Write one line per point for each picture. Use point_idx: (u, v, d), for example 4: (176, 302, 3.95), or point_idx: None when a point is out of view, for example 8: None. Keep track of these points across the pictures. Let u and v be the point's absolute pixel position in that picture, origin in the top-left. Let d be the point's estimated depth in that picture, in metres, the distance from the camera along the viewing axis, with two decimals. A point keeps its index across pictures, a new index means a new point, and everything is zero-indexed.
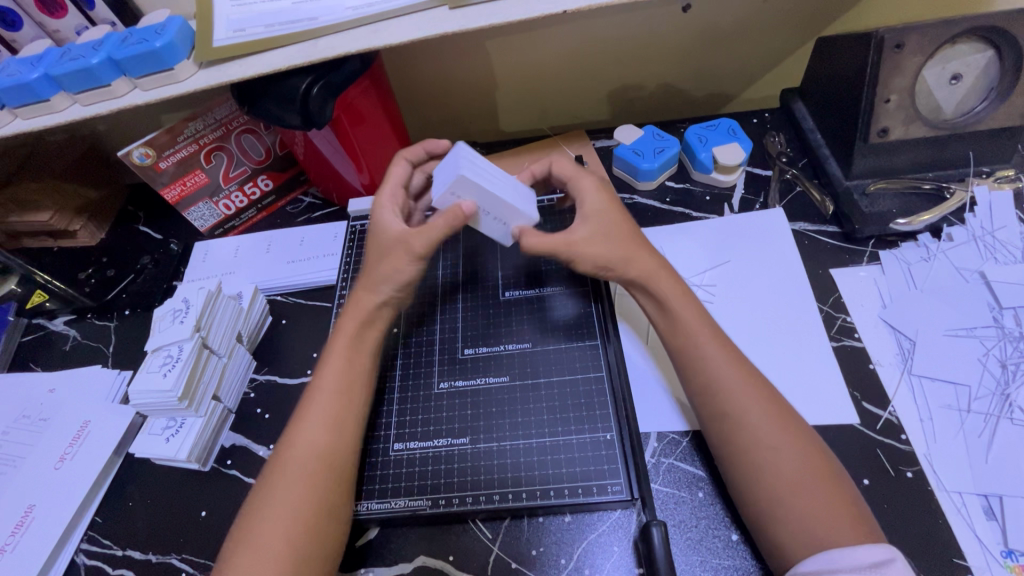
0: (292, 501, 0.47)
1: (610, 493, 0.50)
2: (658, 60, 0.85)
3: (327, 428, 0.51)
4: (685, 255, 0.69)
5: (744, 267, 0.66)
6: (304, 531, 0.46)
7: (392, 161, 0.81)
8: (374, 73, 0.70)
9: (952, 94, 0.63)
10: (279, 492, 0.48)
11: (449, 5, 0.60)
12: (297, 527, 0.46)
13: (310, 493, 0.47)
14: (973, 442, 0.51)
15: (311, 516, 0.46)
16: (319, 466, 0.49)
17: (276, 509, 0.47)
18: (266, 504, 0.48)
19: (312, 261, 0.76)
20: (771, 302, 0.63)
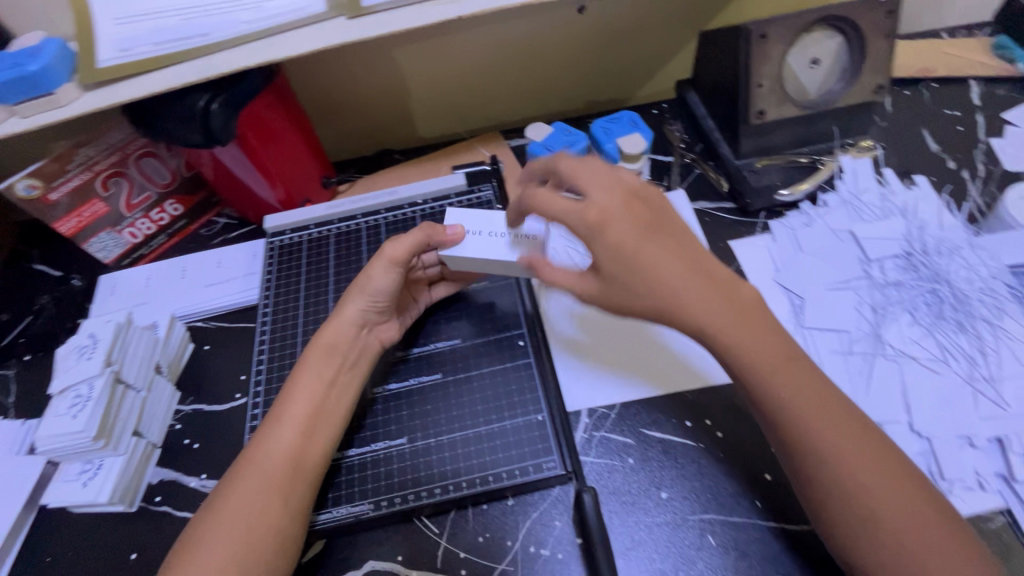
0: (235, 519, 0.46)
1: (546, 470, 0.53)
2: (562, 60, 0.89)
3: (278, 449, 0.49)
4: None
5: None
6: (249, 553, 0.45)
7: (308, 175, 0.80)
8: (278, 87, 0.70)
9: (813, 76, 0.71)
10: (222, 512, 0.46)
11: (346, 15, 0.62)
12: (241, 545, 0.45)
13: (257, 510, 0.46)
14: (857, 381, 0.57)
15: (256, 535, 0.45)
16: (270, 487, 0.47)
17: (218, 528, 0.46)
18: (208, 526, 0.46)
19: (231, 283, 0.74)
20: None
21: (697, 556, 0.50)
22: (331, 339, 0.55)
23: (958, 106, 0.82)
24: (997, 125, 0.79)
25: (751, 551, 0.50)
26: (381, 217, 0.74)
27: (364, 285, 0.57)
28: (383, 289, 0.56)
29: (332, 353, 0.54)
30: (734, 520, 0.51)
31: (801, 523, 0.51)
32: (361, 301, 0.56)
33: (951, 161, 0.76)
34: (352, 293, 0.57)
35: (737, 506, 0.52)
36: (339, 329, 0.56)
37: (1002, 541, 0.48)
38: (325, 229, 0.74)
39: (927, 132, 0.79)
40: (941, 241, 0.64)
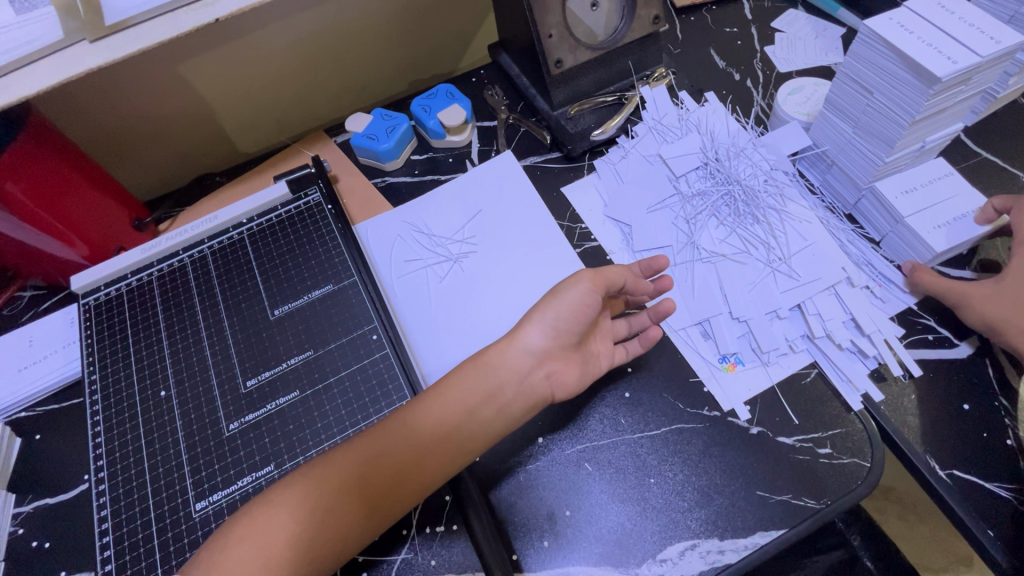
0: (298, 505, 0.46)
1: None
2: (369, 45, 0.87)
3: (385, 452, 0.49)
4: (445, 220, 0.74)
5: (494, 212, 0.73)
6: (297, 548, 0.45)
7: (113, 222, 0.72)
8: (35, 132, 0.62)
9: (597, 18, 0.74)
10: (271, 505, 0.46)
11: (89, 38, 0.56)
12: (285, 544, 0.45)
13: (333, 507, 0.47)
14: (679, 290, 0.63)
15: (311, 538, 0.46)
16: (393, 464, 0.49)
17: (266, 511, 0.46)
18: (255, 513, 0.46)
19: (49, 360, 0.66)
20: (521, 236, 0.71)
21: (579, 485, 0.54)
22: (495, 356, 0.54)
23: (734, 23, 0.90)
24: (768, 34, 0.88)
25: (625, 465, 0.55)
26: (205, 246, 0.69)
27: (549, 303, 0.54)
28: (574, 330, 0.54)
29: (496, 383, 0.53)
30: (602, 442, 0.56)
31: (660, 427, 0.56)
32: (544, 322, 0.54)
33: (736, 73, 0.84)
34: (532, 315, 0.55)
35: (605, 429, 0.56)
36: (516, 356, 0.54)
37: (814, 391, 0.57)
38: (144, 275, 0.67)
39: (714, 52, 0.87)
40: (730, 146, 0.72)
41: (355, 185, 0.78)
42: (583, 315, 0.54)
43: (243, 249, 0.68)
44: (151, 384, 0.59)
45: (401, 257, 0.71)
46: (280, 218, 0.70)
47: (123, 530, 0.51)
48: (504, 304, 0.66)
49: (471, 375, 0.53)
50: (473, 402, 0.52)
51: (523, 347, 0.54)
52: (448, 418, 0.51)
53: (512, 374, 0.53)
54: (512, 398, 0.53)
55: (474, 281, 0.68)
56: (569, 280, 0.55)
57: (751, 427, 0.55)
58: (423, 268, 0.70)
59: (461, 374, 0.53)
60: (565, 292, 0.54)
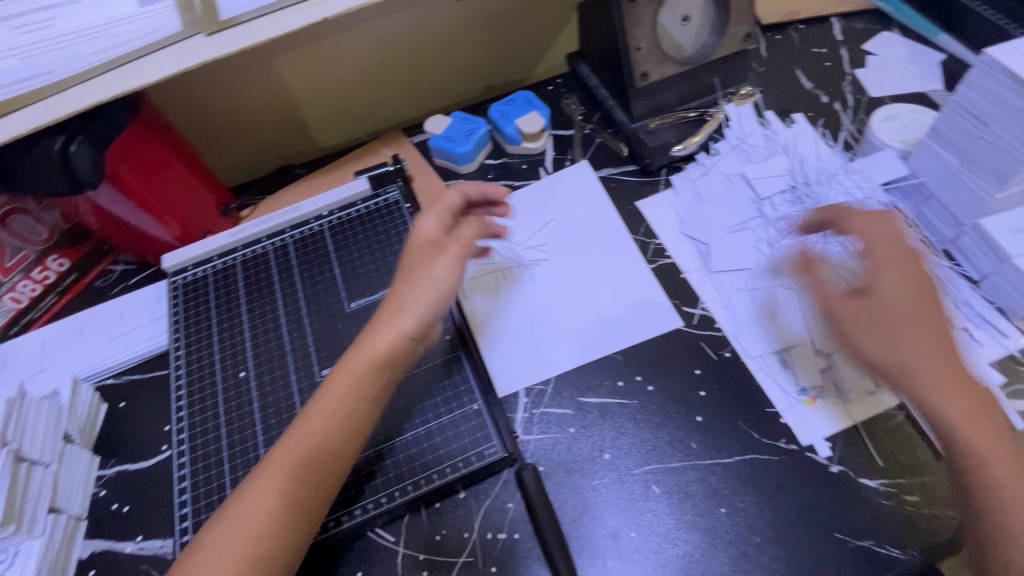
0: (255, 502, 0.45)
1: (487, 456, 0.54)
2: (451, 49, 0.89)
3: (306, 447, 0.47)
4: (518, 226, 0.74)
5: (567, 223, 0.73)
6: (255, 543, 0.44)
7: (203, 205, 0.76)
8: (147, 118, 0.66)
9: (686, 33, 0.73)
10: (230, 509, 0.45)
11: (205, 32, 0.60)
12: (245, 551, 0.44)
13: (284, 495, 0.46)
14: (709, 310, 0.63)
15: (267, 541, 0.44)
16: (321, 438, 0.48)
17: (232, 516, 0.45)
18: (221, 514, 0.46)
19: (137, 332, 0.69)
20: (592, 248, 0.70)
21: (645, 507, 0.53)
22: (392, 338, 0.51)
23: (823, 43, 0.87)
24: (859, 57, 0.85)
25: (694, 491, 0.53)
26: (287, 235, 0.71)
27: (431, 278, 0.53)
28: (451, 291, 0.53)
29: (387, 357, 0.50)
30: (673, 465, 0.54)
31: (733, 455, 0.54)
32: (428, 300, 0.52)
33: (824, 95, 0.81)
34: (417, 283, 0.53)
35: (675, 452, 0.55)
36: (389, 336, 0.51)
37: (903, 434, 0.54)
38: (229, 259, 0.70)
39: (801, 72, 0.84)
40: (820, 170, 0.70)
41: (430, 186, 0.79)
42: (439, 295, 0.53)
43: (323, 240, 0.70)
44: (232, 365, 0.61)
45: (472, 260, 0.71)
46: (359, 212, 0.71)
47: (201, 503, 0.53)
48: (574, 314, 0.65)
49: (360, 354, 0.51)
50: (375, 375, 0.50)
51: (403, 329, 0.51)
52: (342, 396, 0.49)
53: (387, 356, 0.50)
54: (390, 374, 0.51)
55: (545, 289, 0.68)
56: (431, 253, 0.55)
57: (831, 465, 0.53)
58: (493, 272, 0.70)
59: (351, 354, 0.51)
60: (435, 273, 0.53)
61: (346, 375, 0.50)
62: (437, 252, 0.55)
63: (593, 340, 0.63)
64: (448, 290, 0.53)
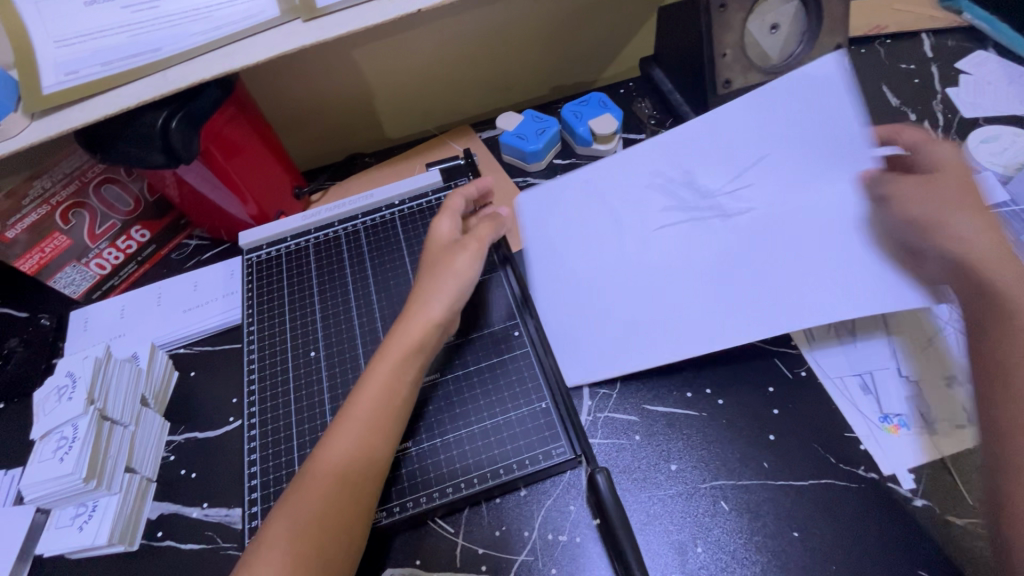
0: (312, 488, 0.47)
1: (555, 456, 0.54)
2: (525, 49, 0.89)
3: (346, 451, 0.48)
4: (770, 168, 0.64)
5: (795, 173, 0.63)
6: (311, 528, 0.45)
7: (278, 186, 0.78)
8: (238, 99, 0.68)
9: (774, 42, 0.71)
10: (280, 512, 0.46)
11: (302, 18, 0.61)
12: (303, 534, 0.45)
13: (337, 481, 0.47)
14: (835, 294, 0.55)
15: (322, 535, 0.45)
16: (367, 425, 0.50)
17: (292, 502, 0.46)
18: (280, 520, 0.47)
19: (211, 305, 0.71)
20: (800, 202, 0.61)
21: (712, 523, 0.51)
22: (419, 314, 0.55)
23: (912, 60, 0.84)
24: (951, 75, 0.81)
25: (764, 511, 0.51)
26: (359, 222, 0.72)
27: (449, 268, 0.58)
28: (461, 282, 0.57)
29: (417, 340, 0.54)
30: (743, 483, 0.53)
31: (807, 478, 0.52)
32: (445, 287, 0.57)
33: (912, 113, 0.78)
34: (439, 276, 0.57)
35: (745, 469, 0.53)
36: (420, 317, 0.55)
37: None
38: (302, 241, 0.71)
39: (887, 88, 0.81)
40: None
41: (498, 181, 0.79)
42: (455, 279, 0.57)
43: (394, 229, 0.71)
44: (302, 344, 0.63)
45: (656, 208, 0.66)
46: (431, 203, 0.72)
47: (269, 476, 0.54)
48: (673, 306, 0.61)
49: (395, 339, 0.54)
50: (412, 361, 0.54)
51: (434, 316, 0.55)
52: (385, 383, 0.52)
53: (416, 338, 0.54)
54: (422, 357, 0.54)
55: (654, 270, 0.62)
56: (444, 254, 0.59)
57: (915, 499, 0.50)
58: (678, 227, 0.64)
59: (393, 339, 0.54)
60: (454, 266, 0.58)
61: (385, 359, 0.53)
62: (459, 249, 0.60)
63: (720, 330, 0.56)
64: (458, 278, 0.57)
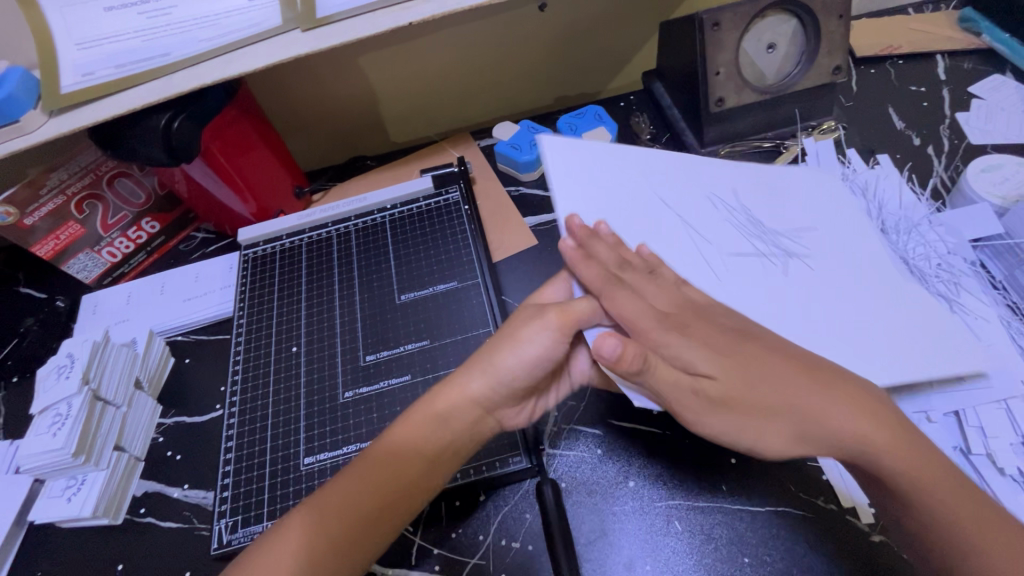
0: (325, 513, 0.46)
1: (513, 465, 0.55)
2: (528, 59, 0.90)
3: (368, 489, 0.47)
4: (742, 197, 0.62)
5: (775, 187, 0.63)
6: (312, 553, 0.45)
7: (279, 186, 0.81)
8: (242, 102, 0.71)
9: (771, 61, 0.71)
10: (286, 528, 0.46)
11: (301, 28, 0.64)
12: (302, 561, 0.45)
13: (350, 515, 0.46)
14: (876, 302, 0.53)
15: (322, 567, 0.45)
16: (401, 471, 0.48)
17: (300, 524, 0.46)
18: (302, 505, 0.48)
19: (208, 296, 0.75)
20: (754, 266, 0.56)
21: (663, 542, 0.51)
22: (483, 373, 0.51)
23: (923, 82, 0.82)
24: (962, 99, 0.79)
25: (717, 534, 0.51)
26: (352, 223, 0.75)
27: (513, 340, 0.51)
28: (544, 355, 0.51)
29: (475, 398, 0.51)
30: (699, 505, 0.53)
31: (765, 504, 0.52)
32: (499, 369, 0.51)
33: (916, 137, 0.76)
34: (505, 341, 0.52)
35: (703, 491, 0.53)
36: (490, 375, 0.51)
37: None
38: (296, 240, 0.74)
39: (893, 110, 0.79)
40: (902, 218, 0.65)
41: (490, 189, 0.80)
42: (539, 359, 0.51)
43: (384, 232, 0.73)
44: (286, 339, 0.65)
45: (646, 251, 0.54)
46: (420, 209, 0.74)
47: (242, 464, 0.57)
48: (715, 343, 0.47)
49: (452, 392, 0.51)
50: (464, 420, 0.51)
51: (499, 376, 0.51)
52: (427, 434, 0.50)
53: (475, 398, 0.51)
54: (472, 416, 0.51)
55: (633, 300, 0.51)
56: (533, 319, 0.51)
57: (873, 534, 0.50)
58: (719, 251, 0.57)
59: (452, 390, 0.51)
60: (522, 338, 0.51)
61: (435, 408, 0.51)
62: (533, 316, 0.52)
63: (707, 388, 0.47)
64: (536, 355, 0.51)
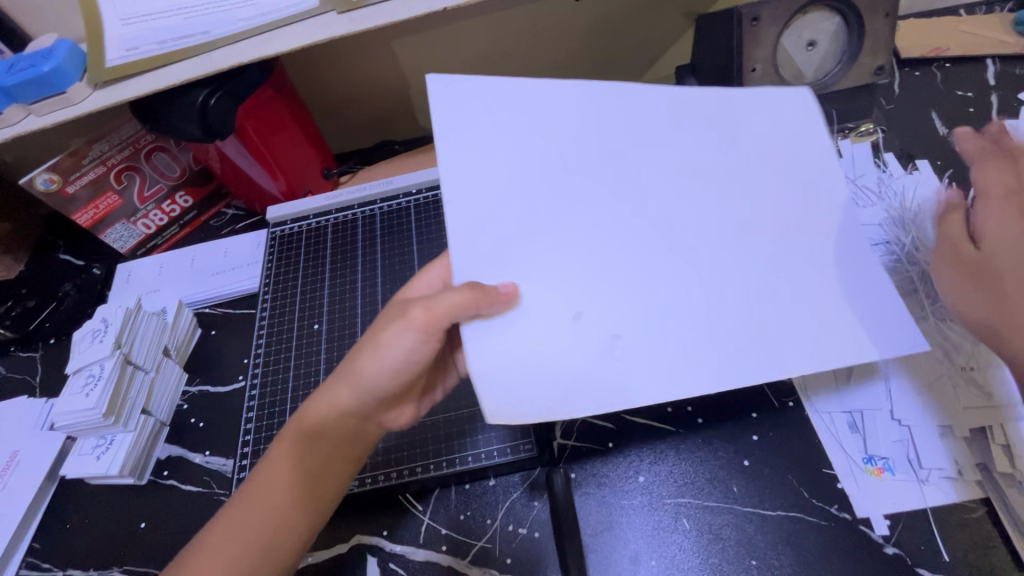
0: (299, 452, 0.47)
1: (522, 451, 0.56)
2: (560, 49, 0.90)
3: (325, 426, 0.48)
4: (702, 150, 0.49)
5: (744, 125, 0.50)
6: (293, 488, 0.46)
7: (309, 167, 0.82)
8: (276, 82, 0.73)
9: (809, 59, 0.69)
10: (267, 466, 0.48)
11: (338, 10, 0.64)
12: (283, 497, 0.46)
13: (317, 449, 0.47)
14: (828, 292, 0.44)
15: (302, 501, 0.46)
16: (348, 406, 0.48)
17: (278, 459, 0.47)
18: (250, 482, 0.47)
19: (236, 271, 0.77)
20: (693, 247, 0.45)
21: (670, 539, 0.51)
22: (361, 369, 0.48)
23: (971, 86, 0.78)
24: (1012, 106, 0.75)
25: (726, 535, 0.51)
26: (377, 207, 0.76)
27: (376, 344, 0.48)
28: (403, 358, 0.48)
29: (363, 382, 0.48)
30: (708, 504, 0.52)
31: (777, 509, 0.52)
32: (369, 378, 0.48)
33: None
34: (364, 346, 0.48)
35: (714, 491, 0.53)
36: (364, 370, 0.48)
37: (979, 533, 0.48)
38: (322, 220, 0.76)
39: (936, 115, 0.76)
40: None
41: None
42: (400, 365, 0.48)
43: (408, 217, 0.74)
44: (308, 317, 0.67)
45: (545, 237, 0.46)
46: None
47: (262, 435, 0.59)
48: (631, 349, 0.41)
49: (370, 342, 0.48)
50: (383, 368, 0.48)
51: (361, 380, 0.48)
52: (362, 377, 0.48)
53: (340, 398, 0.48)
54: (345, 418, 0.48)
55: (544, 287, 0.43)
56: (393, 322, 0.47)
57: (886, 546, 0.49)
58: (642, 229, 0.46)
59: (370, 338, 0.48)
60: (384, 343, 0.47)
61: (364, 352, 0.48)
62: (397, 315, 0.48)
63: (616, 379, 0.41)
64: (393, 362, 0.47)
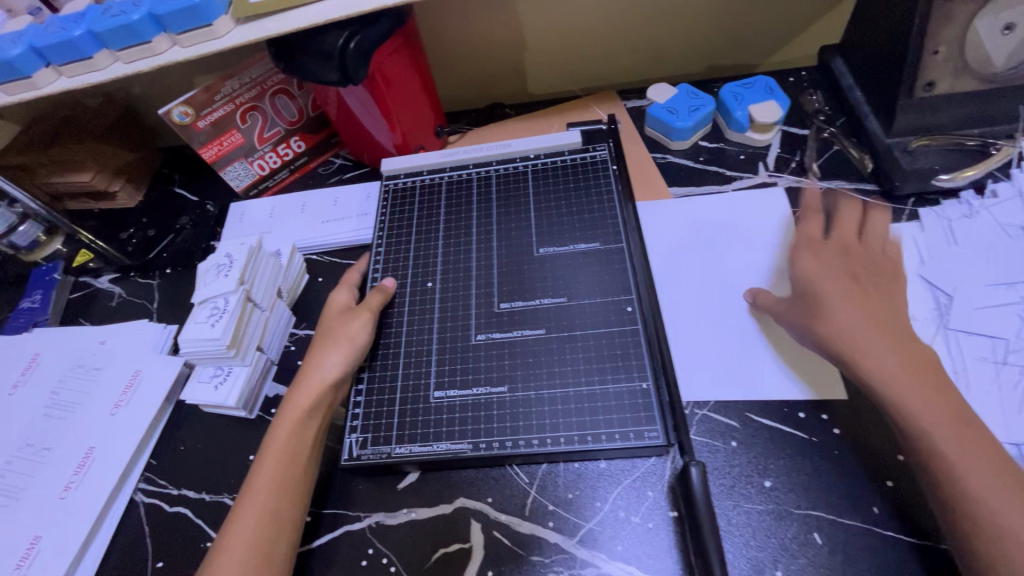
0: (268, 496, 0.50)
1: (646, 438, 0.52)
2: (694, 19, 0.83)
3: (277, 460, 0.52)
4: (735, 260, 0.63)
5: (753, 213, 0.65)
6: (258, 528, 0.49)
7: (423, 122, 0.81)
8: (407, 32, 0.71)
9: (1004, 45, 0.59)
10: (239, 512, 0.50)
11: None
12: (254, 536, 0.48)
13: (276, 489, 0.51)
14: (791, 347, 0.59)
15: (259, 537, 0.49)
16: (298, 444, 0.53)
17: (250, 504, 0.50)
18: (226, 537, 0.49)
19: (346, 221, 0.77)
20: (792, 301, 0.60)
21: (799, 551, 0.48)
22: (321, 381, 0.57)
23: None
24: None
25: (862, 557, 0.47)
26: (493, 168, 0.73)
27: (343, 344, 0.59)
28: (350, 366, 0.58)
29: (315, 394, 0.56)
30: (843, 521, 0.48)
31: (923, 538, 0.47)
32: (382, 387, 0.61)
33: None
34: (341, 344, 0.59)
35: (851, 508, 0.49)
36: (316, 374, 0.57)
37: None
38: (437, 176, 0.74)
39: None
40: None
41: (635, 152, 0.76)
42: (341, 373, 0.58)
43: (526, 181, 0.71)
44: (421, 274, 0.66)
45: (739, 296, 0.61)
46: (565, 162, 0.72)
47: (374, 385, 0.59)
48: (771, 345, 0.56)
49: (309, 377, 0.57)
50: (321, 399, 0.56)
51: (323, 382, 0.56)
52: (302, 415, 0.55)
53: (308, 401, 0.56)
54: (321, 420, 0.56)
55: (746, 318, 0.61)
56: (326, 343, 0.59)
57: None
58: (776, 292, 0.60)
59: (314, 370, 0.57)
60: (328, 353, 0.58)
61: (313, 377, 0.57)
62: (338, 336, 0.59)
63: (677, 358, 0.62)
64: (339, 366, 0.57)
